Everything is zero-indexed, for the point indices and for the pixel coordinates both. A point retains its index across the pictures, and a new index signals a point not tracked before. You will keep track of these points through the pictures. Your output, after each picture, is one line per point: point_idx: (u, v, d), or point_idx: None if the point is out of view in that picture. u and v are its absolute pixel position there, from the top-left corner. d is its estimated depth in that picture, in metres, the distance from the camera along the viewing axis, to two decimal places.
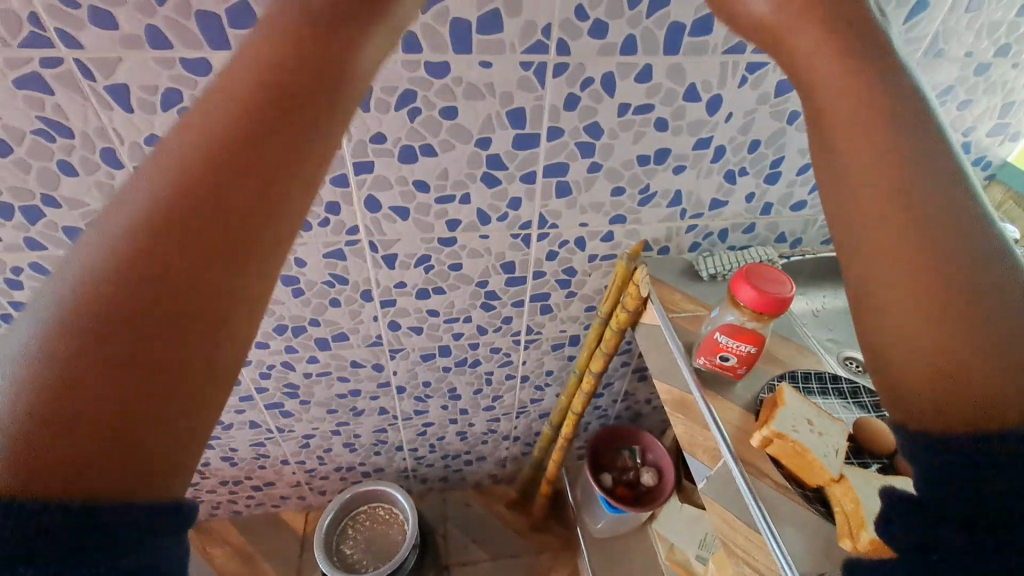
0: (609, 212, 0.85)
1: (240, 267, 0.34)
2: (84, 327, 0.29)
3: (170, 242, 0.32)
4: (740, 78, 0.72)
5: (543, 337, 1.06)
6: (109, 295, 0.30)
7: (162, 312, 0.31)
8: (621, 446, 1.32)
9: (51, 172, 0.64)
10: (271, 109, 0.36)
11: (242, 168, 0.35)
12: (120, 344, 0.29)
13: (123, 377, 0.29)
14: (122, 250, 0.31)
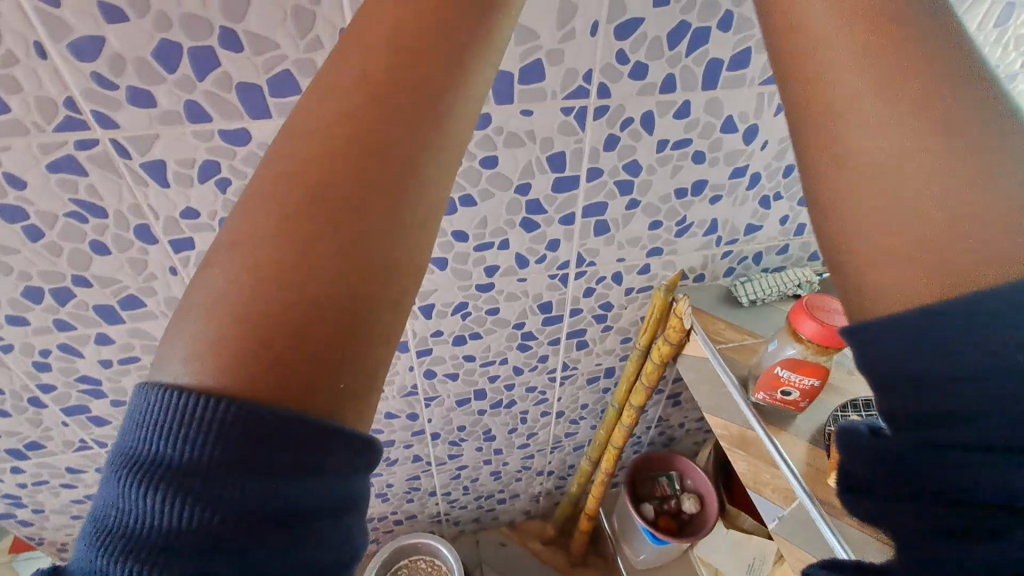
0: (646, 246, 0.83)
1: (371, 285, 0.35)
2: (252, 334, 0.32)
3: (316, 254, 0.34)
4: (777, 106, 0.71)
5: (578, 372, 1.04)
6: (270, 306, 0.32)
7: (316, 323, 0.33)
8: (658, 473, 1.29)
9: (85, 252, 0.63)
10: (393, 120, 0.37)
11: (372, 180, 0.36)
12: (278, 366, 0.32)
13: (289, 383, 0.32)
14: (276, 261, 0.33)
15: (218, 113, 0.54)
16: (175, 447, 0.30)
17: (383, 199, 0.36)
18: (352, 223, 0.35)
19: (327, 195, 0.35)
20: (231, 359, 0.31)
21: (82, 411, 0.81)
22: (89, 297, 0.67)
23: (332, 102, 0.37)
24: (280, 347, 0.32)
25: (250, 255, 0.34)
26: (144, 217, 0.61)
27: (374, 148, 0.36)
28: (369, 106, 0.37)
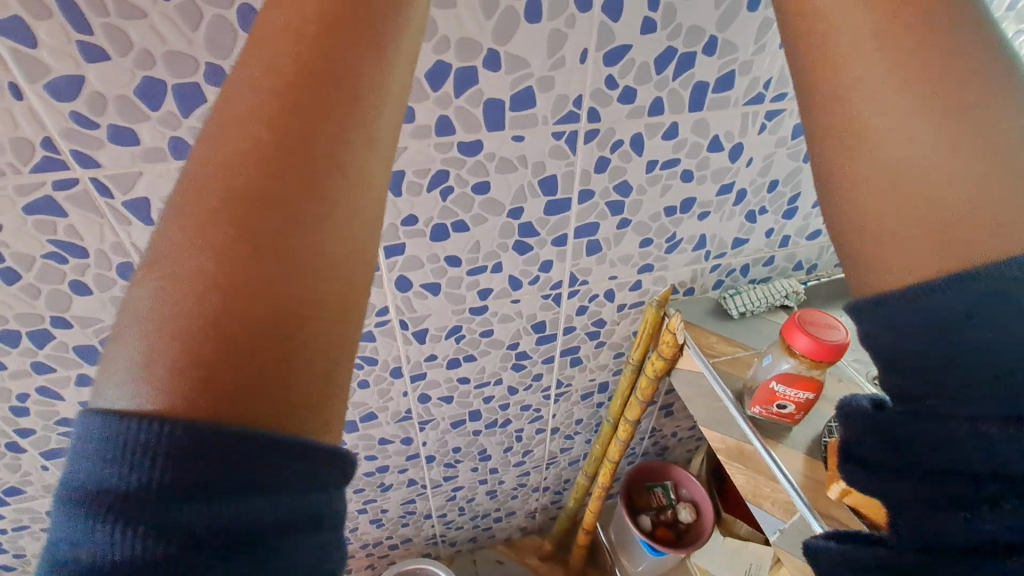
0: (637, 263, 0.84)
1: (316, 267, 0.32)
2: (183, 347, 0.28)
3: (255, 252, 0.30)
4: (761, 125, 0.72)
5: (572, 388, 1.04)
6: (202, 313, 0.28)
7: (256, 330, 0.29)
8: (653, 483, 1.29)
9: (64, 293, 0.60)
10: (322, 93, 0.33)
11: (312, 162, 0.32)
12: (213, 380, 0.28)
13: (232, 398, 0.28)
14: (207, 266, 0.29)
15: None
16: (122, 474, 0.26)
17: (321, 172, 0.33)
18: (291, 203, 0.32)
19: (264, 170, 0.31)
20: (160, 372, 0.27)
21: (62, 455, 0.78)
22: (70, 338, 0.65)
23: (256, 77, 0.32)
24: (217, 350, 0.28)
25: (172, 251, 0.30)
26: (128, 256, 0.59)
27: (310, 116, 0.33)
28: (291, 66, 0.33)
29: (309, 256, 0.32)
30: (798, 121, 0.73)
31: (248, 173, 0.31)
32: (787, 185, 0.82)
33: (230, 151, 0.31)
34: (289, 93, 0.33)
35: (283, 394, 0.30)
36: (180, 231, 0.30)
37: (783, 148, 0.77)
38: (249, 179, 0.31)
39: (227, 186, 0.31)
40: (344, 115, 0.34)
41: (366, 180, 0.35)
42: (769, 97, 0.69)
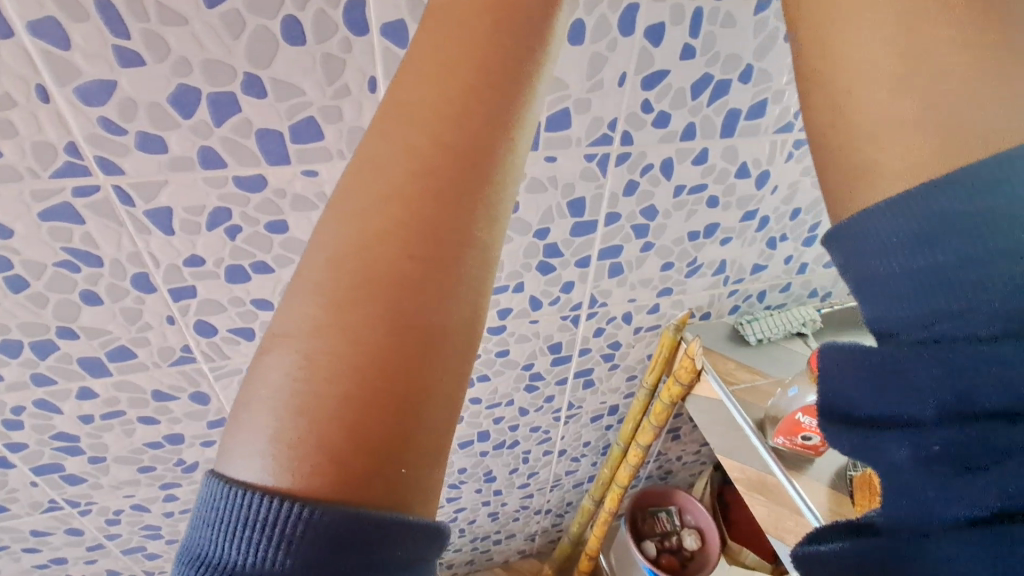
0: (657, 286, 0.83)
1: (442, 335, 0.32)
2: (315, 426, 0.29)
3: (380, 331, 0.31)
4: (787, 154, 0.72)
5: (583, 411, 1.02)
6: (334, 393, 0.29)
7: (379, 413, 0.29)
8: (657, 508, 1.28)
9: (73, 302, 0.58)
10: (448, 167, 0.33)
11: (434, 241, 0.33)
12: (342, 461, 0.28)
13: (359, 483, 0.28)
14: (339, 342, 0.30)
15: (233, 159, 0.51)
16: (242, 549, 0.27)
17: (444, 252, 0.33)
18: (416, 278, 0.32)
19: (391, 246, 0.32)
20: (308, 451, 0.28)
21: (56, 469, 0.74)
22: (75, 349, 0.62)
23: (391, 155, 0.34)
24: (350, 434, 0.28)
25: (311, 324, 0.31)
26: (144, 266, 0.57)
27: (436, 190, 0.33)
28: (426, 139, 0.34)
29: (438, 330, 0.32)
30: None
31: (375, 251, 0.32)
32: (807, 214, 0.82)
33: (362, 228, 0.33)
34: (416, 172, 0.33)
35: (402, 478, 0.29)
36: (321, 307, 0.31)
37: (807, 178, 0.77)
38: (386, 257, 0.32)
39: (353, 262, 0.32)
40: (469, 193, 0.34)
41: (484, 257, 0.35)
42: (798, 126, 0.70)
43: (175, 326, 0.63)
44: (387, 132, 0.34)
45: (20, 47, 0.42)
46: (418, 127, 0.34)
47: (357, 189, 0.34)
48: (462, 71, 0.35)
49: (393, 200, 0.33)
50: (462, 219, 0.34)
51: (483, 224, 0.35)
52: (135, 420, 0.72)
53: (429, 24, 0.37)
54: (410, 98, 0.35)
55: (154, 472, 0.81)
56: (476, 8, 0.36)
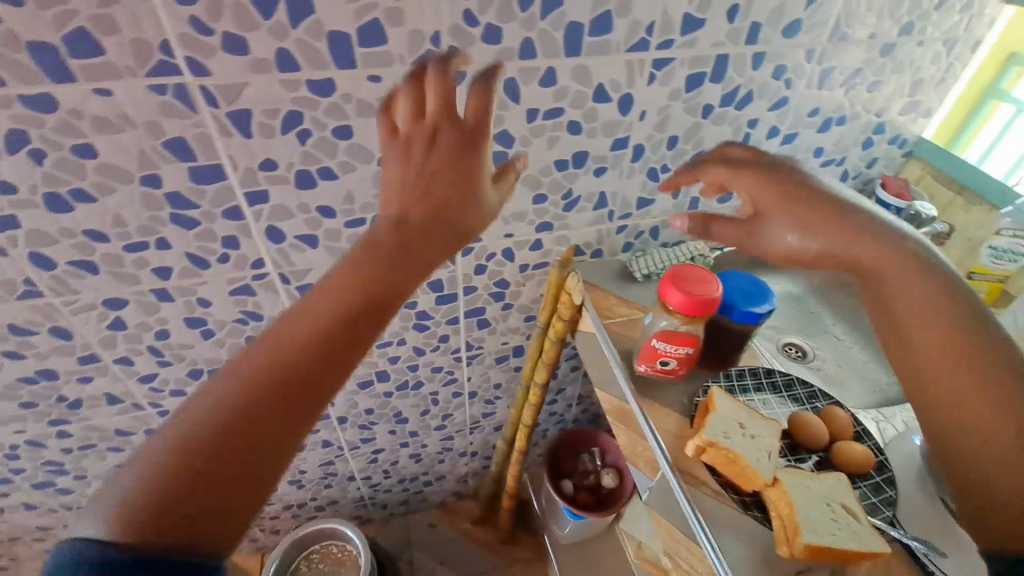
0: (534, 221, 0.82)
1: (401, 233, 0.53)
2: (218, 448, 0.42)
3: (315, 362, 0.46)
4: (648, 75, 0.69)
5: (485, 352, 1.03)
6: (301, 362, 0.46)
7: (284, 400, 0.45)
8: (581, 450, 1.30)
9: None
10: (390, 258, 0.52)
11: (380, 307, 0.50)
12: (260, 445, 0.43)
13: (233, 454, 0.42)
14: (243, 381, 0.44)
15: (13, 75, 0.50)
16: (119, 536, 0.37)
17: (349, 346, 0.48)
18: (374, 309, 0.50)
19: (330, 342, 0.47)
20: (230, 402, 0.44)
21: None
22: None
23: (329, 320, 0.48)
24: (253, 406, 0.44)
25: (246, 395, 0.44)
26: None
27: (389, 289, 0.51)
28: (368, 289, 0.50)
29: (334, 344, 0.47)
30: (689, 71, 0.70)
31: (267, 371, 0.45)
32: (687, 143, 0.79)
33: (306, 327, 0.47)
34: (346, 303, 0.48)
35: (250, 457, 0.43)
36: (242, 390, 0.44)
37: (677, 102, 0.74)
38: (340, 323, 0.48)
39: (240, 379, 0.45)
40: (386, 281, 0.51)
41: (386, 294, 0.51)
42: (653, 44, 0.66)
43: (8, 258, 0.63)
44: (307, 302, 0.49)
45: None
46: (401, 221, 0.54)
47: (304, 306, 0.48)
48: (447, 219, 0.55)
49: (329, 314, 0.48)
50: (371, 326, 0.49)
51: (385, 285, 0.51)
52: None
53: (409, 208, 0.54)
54: (364, 254, 0.52)
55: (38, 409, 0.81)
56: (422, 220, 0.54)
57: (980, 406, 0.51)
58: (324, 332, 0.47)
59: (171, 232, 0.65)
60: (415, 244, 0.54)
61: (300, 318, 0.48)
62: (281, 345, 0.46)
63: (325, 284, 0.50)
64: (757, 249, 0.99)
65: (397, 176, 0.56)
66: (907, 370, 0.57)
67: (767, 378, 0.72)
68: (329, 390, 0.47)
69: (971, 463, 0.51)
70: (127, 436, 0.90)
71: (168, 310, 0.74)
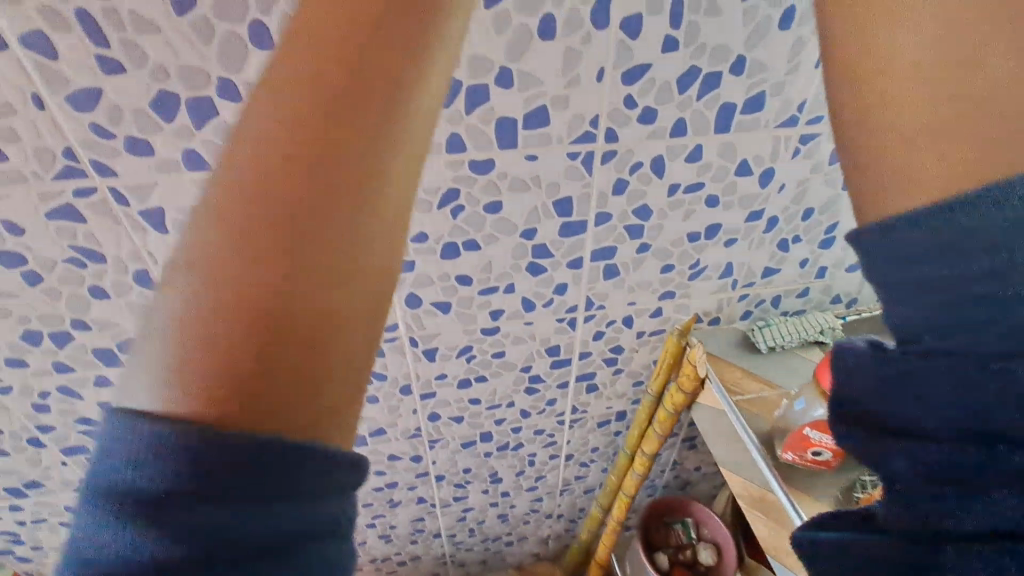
0: (658, 289, 0.81)
1: (365, 13, 0.34)
2: (196, 377, 0.29)
3: (253, 222, 0.32)
4: (793, 150, 0.68)
5: (588, 415, 1.01)
6: (252, 236, 0.32)
7: (280, 236, 0.32)
8: (671, 520, 1.23)
9: (85, 296, 0.62)
10: (348, 61, 0.34)
11: (336, 148, 0.33)
12: (273, 310, 0.31)
13: (245, 354, 0.30)
14: (228, 246, 0.32)
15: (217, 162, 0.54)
16: (152, 484, 0.27)
17: (300, 197, 0.33)
18: (333, 141, 0.33)
19: (294, 176, 0.33)
20: (189, 379, 0.29)
21: (83, 451, 0.80)
22: (89, 340, 0.66)
23: (283, 125, 0.33)
24: (229, 329, 0.30)
25: (223, 258, 0.31)
26: (143, 263, 0.60)
27: (343, 117, 0.34)
28: (330, 80, 0.33)
29: (292, 197, 0.32)
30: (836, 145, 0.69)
31: (235, 248, 0.32)
32: (823, 214, 0.77)
33: (238, 174, 0.32)
34: (296, 129, 0.33)
35: (274, 347, 0.31)
36: (213, 301, 0.31)
37: (819, 175, 0.72)
38: (284, 164, 0.32)
39: (221, 224, 0.32)
40: (375, 75, 0.35)
41: (343, 61, 0.34)
42: (803, 120, 0.66)
43: None
44: (259, 120, 0.33)
45: (13, 59, 0.45)
46: (321, 51, 0.34)
47: (225, 179, 0.33)
48: (340, 22, 0.34)
49: (261, 170, 0.32)
50: (368, 119, 0.35)
51: (337, 87, 0.34)
52: None
53: (305, 29, 0.34)
54: (286, 54, 0.34)
55: None
56: (349, 17, 0.34)
57: (1010, 137, 0.36)
58: (279, 197, 0.32)
59: None
60: (380, 39, 0.35)
61: (204, 217, 0.32)
62: (222, 241, 0.32)
63: (272, 82, 0.33)
64: None
65: (298, 17, 0.34)
66: (878, 117, 0.40)
67: None
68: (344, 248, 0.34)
69: (910, 198, 0.38)
70: None
71: None
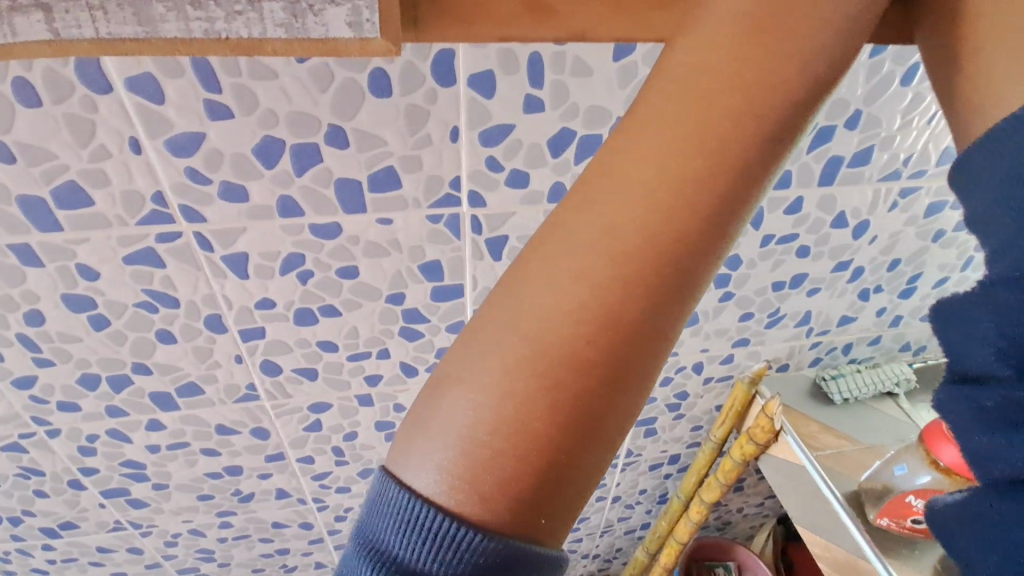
0: (733, 336, 0.77)
1: (751, 103, 0.30)
2: (490, 472, 0.27)
3: (591, 311, 0.29)
4: (891, 203, 0.66)
5: (641, 459, 0.97)
6: (575, 326, 0.28)
7: (607, 340, 0.28)
8: (713, 562, 1.19)
9: (149, 340, 0.58)
10: (714, 151, 0.30)
11: (679, 250, 0.29)
12: (583, 417, 0.28)
13: (549, 457, 0.28)
14: (551, 325, 0.29)
15: (312, 207, 0.50)
16: (411, 551, 0.27)
17: (631, 299, 0.29)
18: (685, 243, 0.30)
19: (632, 267, 0.29)
20: (485, 472, 0.27)
21: (122, 494, 0.76)
22: (147, 384, 0.62)
23: (630, 203, 0.30)
24: (546, 423, 0.28)
25: (548, 337, 0.29)
26: (217, 308, 0.56)
27: (691, 211, 0.30)
28: (691, 166, 0.30)
29: (621, 295, 0.29)
30: (934, 199, 0.66)
31: (556, 330, 0.29)
32: (909, 265, 0.74)
33: (573, 242, 0.30)
34: (651, 213, 0.29)
35: (569, 459, 0.28)
36: (523, 391, 0.28)
37: (911, 228, 0.70)
38: (625, 251, 0.29)
39: (550, 292, 0.29)
40: (741, 173, 0.30)
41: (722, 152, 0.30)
42: (906, 174, 0.63)
43: (242, 366, 0.63)
44: (608, 183, 0.31)
45: (117, 102, 0.41)
46: (688, 128, 0.30)
47: (557, 243, 0.30)
48: (729, 102, 0.30)
49: (595, 250, 0.29)
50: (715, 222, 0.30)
51: (697, 179, 0.30)
52: (198, 451, 0.72)
53: (681, 102, 0.31)
54: (657, 124, 0.31)
55: (212, 500, 0.80)
56: (740, 104, 0.30)
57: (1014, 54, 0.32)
58: (596, 317, 0.28)
59: (395, 344, 0.64)
60: (750, 133, 0.30)
61: (509, 311, 0.30)
62: (532, 348, 0.28)
63: (630, 143, 0.31)
64: None
65: (666, 79, 0.32)
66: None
67: None
68: (646, 378, 0.30)
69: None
70: (281, 527, 0.89)
71: (364, 414, 0.72)
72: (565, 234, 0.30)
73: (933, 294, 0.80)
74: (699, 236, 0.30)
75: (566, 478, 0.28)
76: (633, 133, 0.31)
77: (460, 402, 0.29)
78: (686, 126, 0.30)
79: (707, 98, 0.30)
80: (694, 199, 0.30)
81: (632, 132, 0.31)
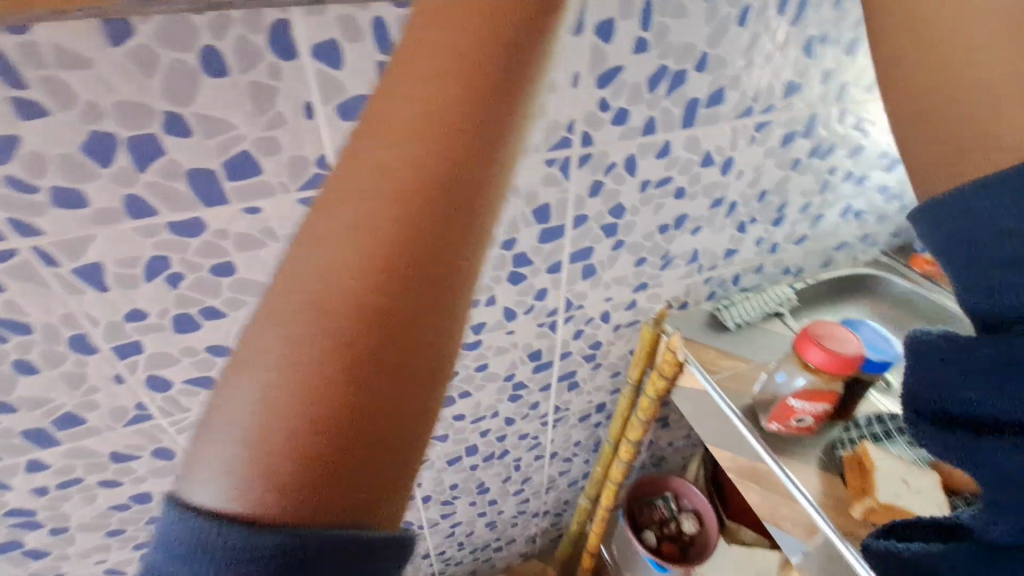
0: (632, 282, 0.82)
1: (471, 63, 0.36)
2: (312, 418, 0.34)
3: (374, 272, 0.35)
4: (749, 138, 0.71)
5: (570, 412, 1.01)
6: (371, 283, 0.35)
7: (398, 289, 0.35)
8: (653, 497, 1.27)
9: (5, 375, 0.52)
10: (455, 117, 0.36)
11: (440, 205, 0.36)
12: (386, 355, 0.36)
13: (367, 393, 0.35)
14: (339, 285, 0.34)
15: (166, 205, 0.47)
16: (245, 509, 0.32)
17: (405, 257, 0.35)
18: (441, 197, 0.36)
19: (404, 229, 0.35)
20: (298, 417, 0.34)
21: (15, 547, 0.69)
22: (15, 423, 0.56)
23: (393, 168, 0.36)
24: (351, 366, 0.34)
25: (343, 298, 0.34)
26: (80, 327, 0.52)
27: (445, 172, 0.36)
28: (441, 128, 0.36)
29: (399, 254, 0.35)
30: (785, 130, 0.73)
31: (348, 284, 0.34)
32: (775, 195, 0.81)
33: (353, 215, 0.36)
34: (410, 180, 0.35)
35: (378, 393, 0.36)
36: (326, 345, 0.34)
37: (771, 159, 0.76)
38: (395, 217, 0.35)
39: (340, 262, 0.35)
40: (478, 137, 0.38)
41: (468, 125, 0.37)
42: (757, 110, 0.69)
43: (125, 385, 0.58)
44: (368, 162, 0.37)
45: None
46: (433, 96, 0.36)
47: (341, 216, 0.36)
48: (459, 69, 0.36)
49: (372, 216, 0.35)
50: (466, 186, 0.38)
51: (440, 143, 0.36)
52: (96, 485, 0.67)
53: (414, 81, 0.38)
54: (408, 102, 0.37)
55: (126, 534, 0.75)
56: (461, 67, 0.36)
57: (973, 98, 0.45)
58: (371, 269, 0.34)
59: None
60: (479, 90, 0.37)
61: (313, 267, 0.35)
62: (314, 305, 0.35)
63: (388, 126, 0.37)
64: (826, 284, 1.02)
65: (409, 56, 0.39)
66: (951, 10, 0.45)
67: (892, 421, 0.72)
68: (445, 318, 0.39)
69: None
70: None
71: None
72: (350, 199, 0.36)
73: (800, 219, 0.88)
74: (446, 190, 0.37)
75: (370, 407, 0.35)
76: (393, 111, 0.38)
77: (274, 360, 0.35)
78: (431, 91, 0.36)
79: (442, 68, 0.37)
80: (447, 158, 0.36)
81: (388, 115, 0.38)
